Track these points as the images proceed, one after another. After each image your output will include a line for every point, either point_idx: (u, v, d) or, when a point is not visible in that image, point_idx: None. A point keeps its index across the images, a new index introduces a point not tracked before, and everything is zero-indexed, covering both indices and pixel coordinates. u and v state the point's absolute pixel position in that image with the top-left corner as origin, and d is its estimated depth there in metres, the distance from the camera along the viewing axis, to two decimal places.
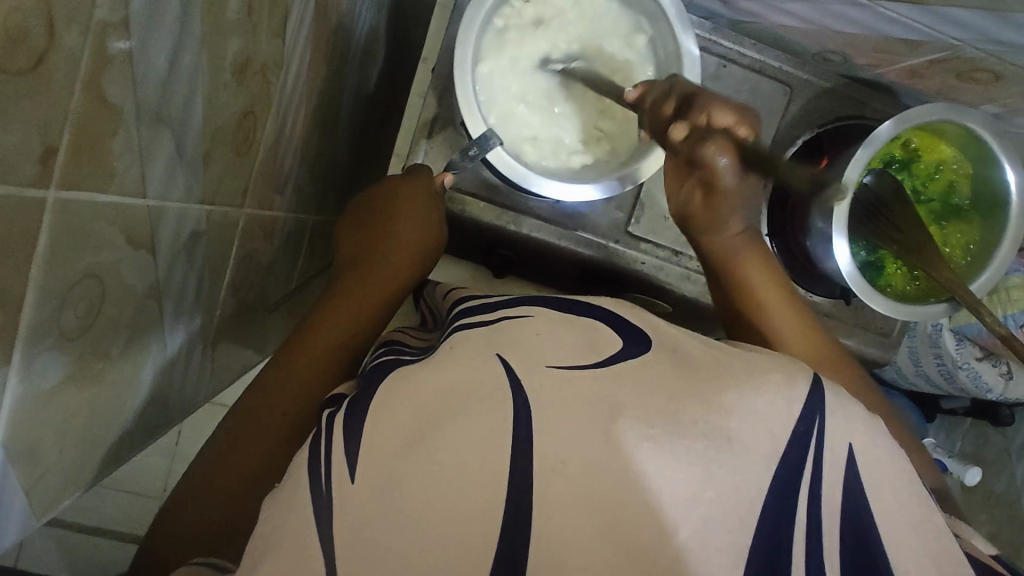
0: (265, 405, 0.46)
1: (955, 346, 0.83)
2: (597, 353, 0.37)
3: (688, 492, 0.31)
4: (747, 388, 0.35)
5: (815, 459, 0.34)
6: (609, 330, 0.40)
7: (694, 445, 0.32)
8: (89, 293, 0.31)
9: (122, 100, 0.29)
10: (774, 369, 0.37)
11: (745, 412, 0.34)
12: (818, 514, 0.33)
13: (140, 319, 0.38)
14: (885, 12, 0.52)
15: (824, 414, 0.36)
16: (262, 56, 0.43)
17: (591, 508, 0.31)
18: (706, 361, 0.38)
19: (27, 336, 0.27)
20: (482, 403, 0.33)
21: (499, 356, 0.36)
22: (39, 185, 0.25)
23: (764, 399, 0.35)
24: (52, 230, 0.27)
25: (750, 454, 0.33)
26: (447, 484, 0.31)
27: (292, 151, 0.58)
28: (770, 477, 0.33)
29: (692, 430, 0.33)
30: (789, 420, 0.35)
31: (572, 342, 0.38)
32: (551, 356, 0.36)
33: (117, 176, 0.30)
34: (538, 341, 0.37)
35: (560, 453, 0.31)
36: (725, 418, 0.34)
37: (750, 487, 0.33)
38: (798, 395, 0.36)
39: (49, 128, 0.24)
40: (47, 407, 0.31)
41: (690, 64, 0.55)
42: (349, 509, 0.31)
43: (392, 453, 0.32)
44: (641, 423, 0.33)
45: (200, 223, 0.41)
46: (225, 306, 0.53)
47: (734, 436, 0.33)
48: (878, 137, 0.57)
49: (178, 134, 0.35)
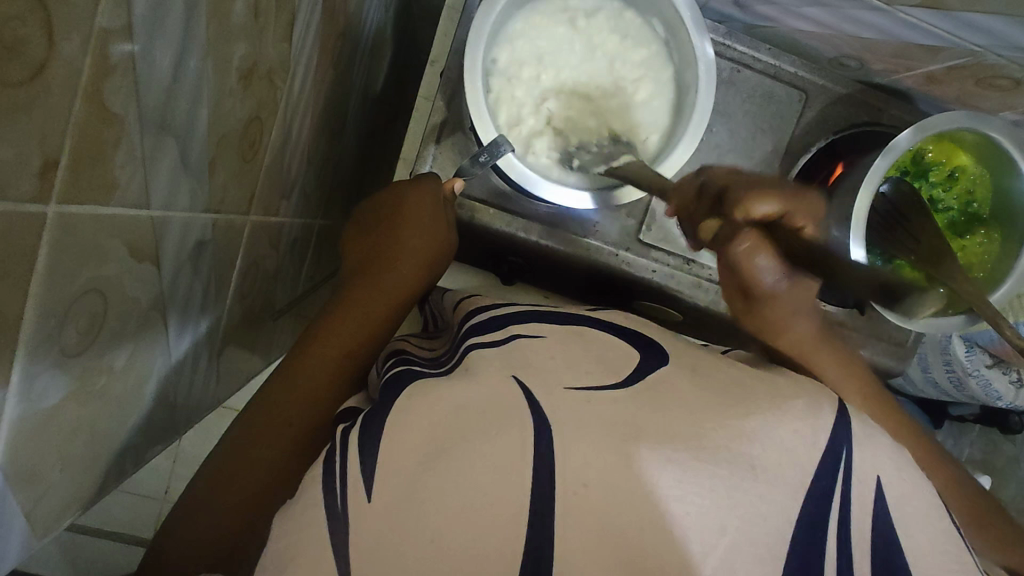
0: (270, 417, 0.45)
1: (966, 354, 0.82)
2: (615, 374, 0.36)
3: (713, 519, 0.30)
4: (773, 414, 0.34)
5: (841, 489, 0.33)
6: (626, 351, 0.39)
7: (718, 471, 0.31)
8: (91, 307, 0.30)
9: (125, 108, 0.28)
10: (798, 396, 0.37)
11: (771, 438, 0.33)
12: (847, 549, 0.32)
13: (144, 331, 0.36)
14: (905, 18, 0.51)
15: (851, 446, 0.35)
16: (269, 60, 0.42)
17: (612, 537, 0.29)
18: (728, 385, 0.37)
19: (26, 355, 0.26)
20: (497, 424, 0.32)
21: (516, 377, 0.35)
22: (38, 197, 0.24)
23: (790, 426, 0.34)
24: (53, 243, 0.26)
25: (773, 478, 0.32)
26: (460, 510, 0.29)
27: (299, 156, 0.57)
28: (794, 502, 0.32)
29: (715, 458, 0.32)
30: (814, 453, 0.34)
31: (590, 363, 0.37)
32: (568, 377, 0.35)
33: (120, 187, 0.29)
34: (554, 363, 0.36)
35: (578, 478, 0.30)
36: (748, 448, 0.33)
37: (776, 515, 0.31)
38: (825, 423, 0.35)
39: (49, 140, 0.23)
40: (48, 424, 0.30)
41: (705, 66, 0.54)
42: (359, 535, 0.30)
43: (407, 474, 0.31)
44: (661, 446, 0.32)
45: (205, 232, 0.40)
46: (231, 313, 0.52)
47: (756, 462, 0.32)
48: (897, 145, 0.55)
49: (183, 142, 0.34)
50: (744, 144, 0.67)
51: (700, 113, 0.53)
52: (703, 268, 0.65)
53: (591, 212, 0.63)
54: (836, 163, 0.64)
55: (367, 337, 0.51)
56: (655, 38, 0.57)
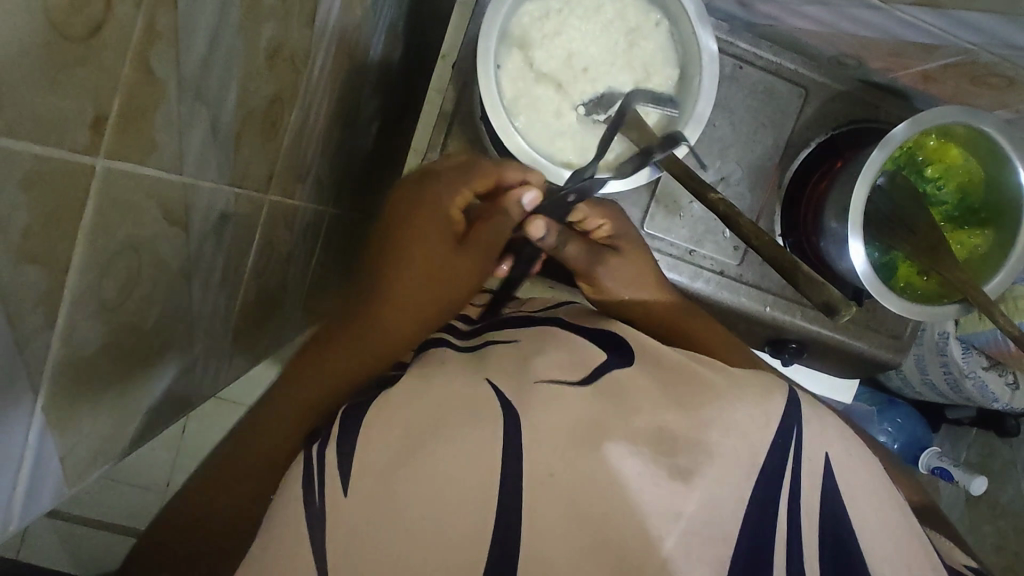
0: (273, 420, 0.49)
1: (963, 355, 0.84)
2: (583, 371, 0.43)
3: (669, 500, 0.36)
4: (728, 402, 0.41)
5: (792, 470, 0.40)
6: (588, 347, 0.47)
7: (667, 460, 0.37)
8: (128, 265, 0.31)
9: (167, 74, 0.29)
10: (749, 389, 0.43)
11: (719, 426, 0.39)
12: (797, 518, 0.39)
13: (173, 293, 0.38)
14: (901, 15, 0.54)
15: (801, 425, 0.41)
16: (293, 45, 0.45)
17: (579, 511, 0.35)
18: (684, 375, 0.43)
19: (73, 298, 0.27)
20: (476, 420, 0.38)
21: (488, 381, 0.41)
22: (88, 151, 0.25)
23: (742, 410, 0.40)
24: (99, 195, 0.27)
25: (725, 469, 0.38)
26: (449, 497, 0.35)
27: (315, 141, 0.59)
28: (748, 492, 0.38)
29: (672, 448, 0.38)
30: (766, 433, 0.40)
31: (559, 360, 0.44)
32: (541, 371, 0.42)
33: (159, 150, 0.31)
34: (525, 358, 0.44)
35: (547, 469, 0.36)
36: (702, 436, 0.39)
37: (731, 504, 0.37)
38: (775, 409, 0.41)
39: (101, 97, 0.25)
40: (85, 371, 0.31)
41: (708, 59, 0.55)
42: (341, 524, 0.35)
43: (388, 455, 0.37)
44: (622, 440, 0.38)
45: (229, 204, 0.42)
46: (247, 291, 0.54)
47: (711, 452, 0.38)
48: (894, 138, 0.57)
49: (214, 114, 0.36)
50: (746, 138, 0.68)
51: (705, 102, 0.54)
52: (702, 259, 0.68)
53: None
54: (833, 156, 0.66)
55: (365, 360, 0.51)
56: (675, 70, 0.57)
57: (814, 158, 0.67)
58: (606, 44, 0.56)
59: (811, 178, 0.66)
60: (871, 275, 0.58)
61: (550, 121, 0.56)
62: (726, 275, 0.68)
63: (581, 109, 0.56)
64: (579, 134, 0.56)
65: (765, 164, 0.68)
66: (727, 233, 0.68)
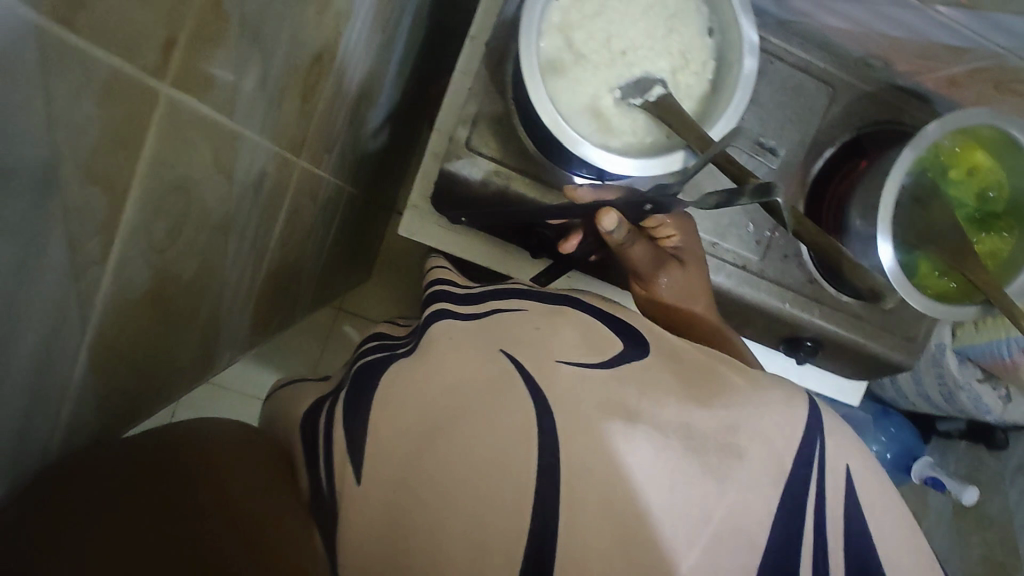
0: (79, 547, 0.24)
1: (958, 367, 0.85)
2: (602, 355, 0.44)
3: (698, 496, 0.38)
4: (747, 403, 0.43)
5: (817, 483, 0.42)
6: (608, 333, 0.47)
7: (692, 457, 0.39)
8: (175, 208, 0.30)
9: (233, 8, 0.28)
10: (768, 391, 0.45)
11: (747, 428, 0.41)
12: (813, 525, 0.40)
13: (209, 249, 0.36)
14: (937, 16, 0.55)
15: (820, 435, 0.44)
16: (339, 5, 0.43)
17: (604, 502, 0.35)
18: (702, 377, 0.45)
19: (125, 235, 0.26)
20: (498, 404, 0.37)
21: (504, 351, 0.41)
22: (157, 75, 0.24)
23: (769, 418, 0.43)
24: (161, 126, 0.26)
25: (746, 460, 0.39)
26: (477, 479, 0.34)
27: (344, 114, 0.58)
28: (768, 498, 0.39)
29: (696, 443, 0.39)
30: (789, 439, 0.42)
31: (574, 340, 0.44)
32: (560, 352, 0.42)
33: (216, 89, 0.29)
34: (539, 332, 0.44)
35: (581, 462, 0.36)
36: (730, 437, 0.41)
37: (757, 504, 0.39)
38: (792, 415, 0.43)
39: (175, 18, 0.24)
40: (122, 322, 0.29)
41: (749, 48, 0.54)
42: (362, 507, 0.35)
43: (410, 442, 0.36)
44: (650, 426, 0.39)
45: (268, 163, 0.41)
46: (270, 261, 0.52)
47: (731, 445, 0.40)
48: (925, 137, 0.58)
49: (266, 62, 0.34)
50: (773, 134, 0.68)
51: (743, 90, 0.54)
52: (725, 252, 0.68)
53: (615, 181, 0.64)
54: (859, 157, 0.66)
55: None
56: (711, 60, 0.57)
57: (838, 158, 0.68)
58: (646, 28, 0.56)
59: (836, 177, 0.67)
60: (897, 274, 0.59)
61: (587, 104, 0.56)
62: (747, 270, 0.68)
63: (617, 92, 0.56)
64: (616, 117, 0.56)
65: (789, 161, 0.69)
66: (751, 227, 0.68)
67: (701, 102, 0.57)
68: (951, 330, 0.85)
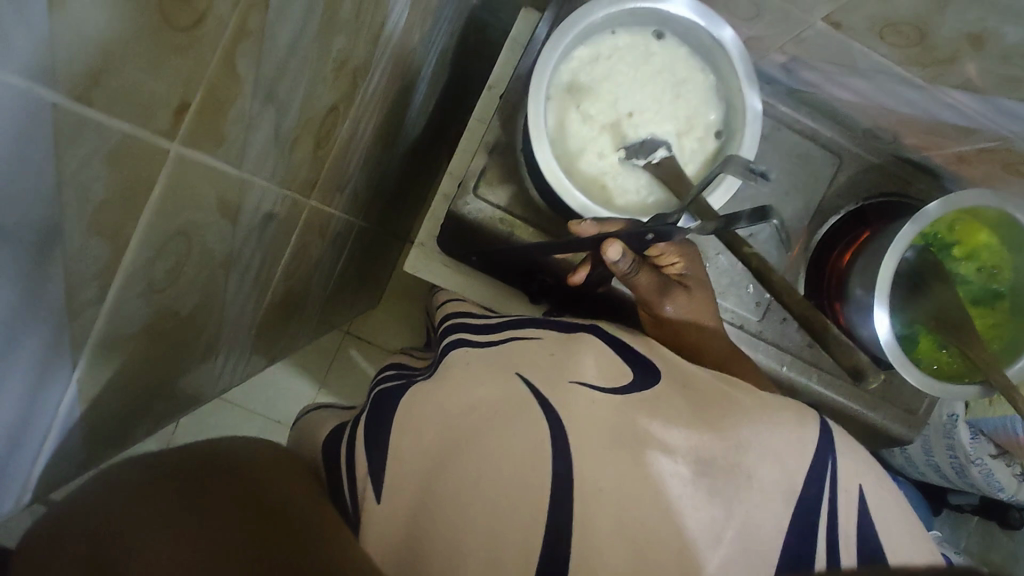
0: None
1: (970, 441, 0.82)
2: (616, 381, 0.43)
3: (716, 513, 0.37)
4: (756, 423, 0.41)
5: (828, 499, 0.40)
6: (621, 360, 0.45)
7: (712, 477, 0.38)
8: (178, 250, 0.32)
9: (247, 72, 0.30)
10: (787, 411, 0.43)
11: (763, 448, 0.40)
12: None
13: (210, 285, 0.38)
14: (942, 96, 0.56)
15: (834, 456, 0.42)
16: (357, 59, 0.46)
17: (620, 526, 0.35)
18: (719, 398, 0.43)
19: (125, 278, 0.28)
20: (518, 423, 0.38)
21: (521, 376, 0.41)
22: (168, 135, 0.26)
23: (780, 436, 0.41)
24: (169, 179, 0.27)
25: (767, 492, 0.39)
26: (498, 491, 0.35)
27: (359, 155, 0.60)
28: (786, 524, 0.39)
29: (716, 465, 0.39)
30: (804, 462, 0.41)
31: (591, 364, 0.43)
32: (574, 374, 0.42)
33: (226, 143, 0.31)
34: (556, 358, 0.44)
35: (597, 482, 0.36)
36: (745, 457, 0.39)
37: (771, 529, 0.38)
38: (810, 435, 0.42)
39: (189, 86, 0.26)
40: (117, 355, 0.31)
41: (752, 117, 0.56)
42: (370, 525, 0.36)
43: (427, 460, 0.38)
44: (662, 447, 0.38)
45: (276, 204, 0.43)
46: (273, 292, 0.54)
47: (750, 471, 0.39)
48: (927, 214, 0.58)
49: (279, 116, 0.37)
50: (778, 198, 0.69)
51: (744, 158, 0.55)
52: (725, 311, 0.68)
53: None
54: (863, 226, 0.66)
55: None
56: (715, 127, 0.58)
57: (842, 226, 0.68)
58: (651, 93, 0.58)
59: (839, 244, 0.67)
60: (894, 347, 0.59)
61: (593, 162, 0.57)
62: (746, 330, 0.68)
63: (622, 152, 0.57)
64: (619, 175, 0.57)
65: (793, 226, 0.69)
66: (751, 288, 0.69)
67: (704, 166, 0.58)
68: (964, 404, 0.83)
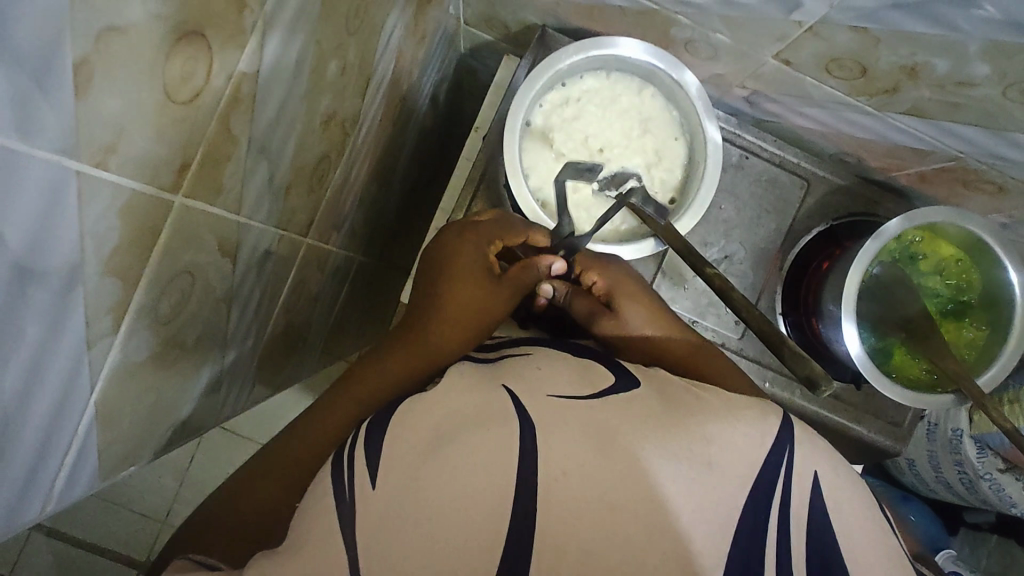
0: None
1: (977, 455, 0.77)
2: (593, 388, 0.42)
3: (685, 501, 0.37)
4: (720, 419, 0.40)
5: (781, 500, 0.39)
6: (605, 368, 0.45)
7: (676, 465, 0.38)
8: (182, 286, 0.36)
9: (241, 132, 0.35)
10: (750, 408, 0.42)
11: (725, 441, 0.39)
12: None
13: (212, 318, 0.42)
14: (893, 121, 0.60)
15: (792, 448, 0.41)
16: (345, 112, 0.51)
17: (582, 514, 0.35)
18: (685, 400, 0.43)
19: (135, 311, 0.32)
20: (488, 425, 0.38)
21: (505, 386, 0.41)
22: (172, 189, 0.31)
23: (740, 430, 0.40)
24: (173, 226, 0.32)
25: (726, 479, 0.38)
26: (461, 483, 0.35)
27: (353, 197, 0.66)
28: (742, 503, 0.38)
29: (679, 454, 0.38)
30: (763, 448, 0.40)
31: (569, 376, 0.43)
32: (552, 387, 0.41)
33: (224, 192, 0.36)
34: (538, 372, 0.43)
35: (562, 469, 0.36)
36: (706, 448, 0.39)
37: (723, 511, 0.37)
38: (771, 427, 0.41)
39: (189, 148, 0.31)
40: (131, 380, 0.35)
41: (713, 148, 0.60)
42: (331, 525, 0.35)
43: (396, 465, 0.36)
44: (630, 441, 0.38)
45: (273, 244, 0.48)
46: (274, 324, 0.58)
47: (713, 462, 0.38)
48: (887, 231, 0.61)
49: (273, 166, 0.42)
50: (749, 222, 0.73)
51: (708, 187, 0.60)
52: (705, 330, 0.71)
53: None
54: (834, 245, 0.69)
55: None
56: (681, 158, 0.63)
57: (814, 245, 0.71)
58: (621, 129, 0.63)
59: (812, 262, 0.70)
60: (865, 360, 0.61)
61: (569, 196, 0.62)
62: (727, 348, 0.71)
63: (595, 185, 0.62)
64: (593, 206, 0.62)
65: (766, 247, 0.73)
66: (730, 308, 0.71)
67: (673, 196, 0.63)
68: (967, 416, 0.77)
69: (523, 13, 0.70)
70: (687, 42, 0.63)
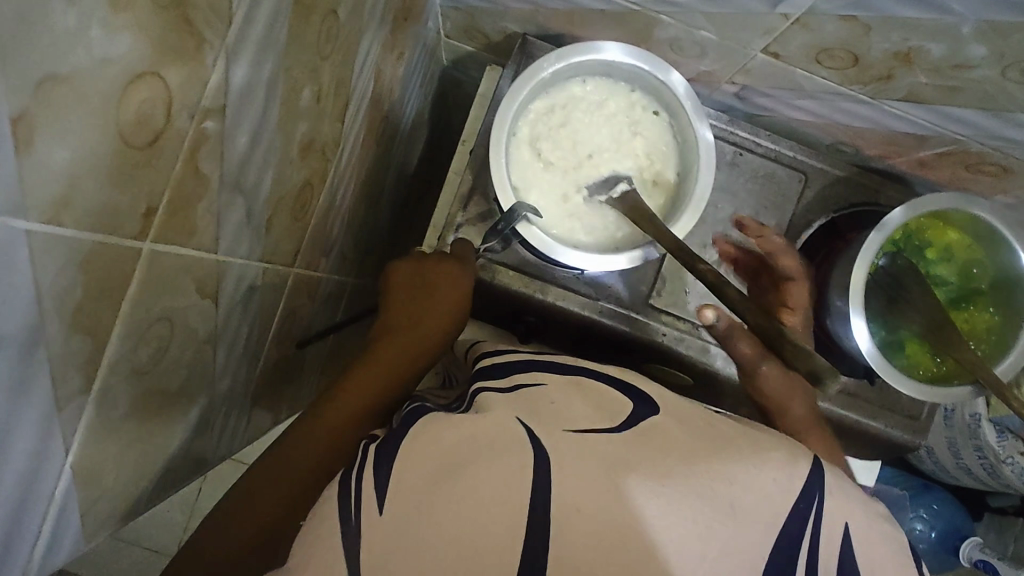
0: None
1: (998, 440, 0.76)
2: (614, 421, 0.40)
3: (705, 545, 0.34)
4: (746, 459, 0.38)
5: (811, 533, 0.36)
6: (623, 399, 0.43)
7: (695, 504, 0.35)
8: (159, 333, 0.35)
9: (211, 171, 0.34)
10: (778, 450, 0.39)
11: (752, 481, 0.36)
12: None
13: (197, 360, 0.41)
14: (889, 109, 0.58)
15: (823, 494, 0.38)
16: (324, 137, 0.50)
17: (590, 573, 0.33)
18: (709, 432, 0.40)
19: (109, 365, 0.31)
20: (499, 455, 0.35)
21: (521, 420, 0.38)
22: (138, 237, 0.29)
23: (768, 471, 0.37)
24: (143, 274, 0.31)
25: (749, 523, 0.35)
26: (463, 524, 0.33)
27: (340, 221, 0.64)
28: (768, 549, 0.35)
29: (699, 493, 0.35)
30: (791, 496, 0.37)
31: (587, 410, 0.41)
32: (571, 421, 0.39)
33: (198, 233, 0.35)
34: (554, 406, 0.41)
35: (575, 505, 0.34)
36: (731, 489, 0.36)
37: (748, 555, 0.35)
38: (802, 473, 0.38)
39: (153, 193, 0.29)
40: (112, 435, 0.34)
41: (704, 148, 0.59)
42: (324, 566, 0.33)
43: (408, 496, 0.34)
44: (646, 475, 0.35)
45: (257, 278, 0.46)
46: (266, 358, 0.57)
47: (736, 504, 0.35)
48: (889, 222, 0.59)
49: (250, 200, 0.40)
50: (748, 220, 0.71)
51: (703, 188, 0.58)
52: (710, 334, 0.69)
53: (603, 274, 0.68)
54: (837, 239, 0.68)
55: None
56: (673, 160, 0.61)
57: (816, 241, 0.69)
58: (610, 134, 0.61)
59: (816, 258, 0.68)
60: (876, 356, 0.59)
61: (560, 206, 0.60)
62: None
63: (586, 193, 0.60)
64: (586, 216, 0.60)
65: None
66: None
67: (667, 200, 0.61)
68: (986, 402, 0.75)
69: (503, 23, 0.68)
70: (672, 41, 0.61)
